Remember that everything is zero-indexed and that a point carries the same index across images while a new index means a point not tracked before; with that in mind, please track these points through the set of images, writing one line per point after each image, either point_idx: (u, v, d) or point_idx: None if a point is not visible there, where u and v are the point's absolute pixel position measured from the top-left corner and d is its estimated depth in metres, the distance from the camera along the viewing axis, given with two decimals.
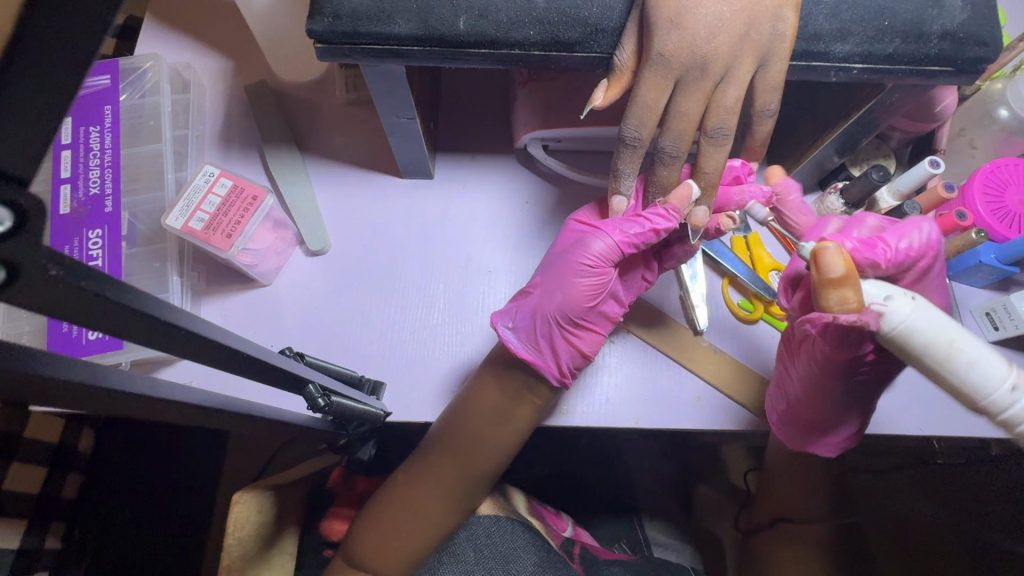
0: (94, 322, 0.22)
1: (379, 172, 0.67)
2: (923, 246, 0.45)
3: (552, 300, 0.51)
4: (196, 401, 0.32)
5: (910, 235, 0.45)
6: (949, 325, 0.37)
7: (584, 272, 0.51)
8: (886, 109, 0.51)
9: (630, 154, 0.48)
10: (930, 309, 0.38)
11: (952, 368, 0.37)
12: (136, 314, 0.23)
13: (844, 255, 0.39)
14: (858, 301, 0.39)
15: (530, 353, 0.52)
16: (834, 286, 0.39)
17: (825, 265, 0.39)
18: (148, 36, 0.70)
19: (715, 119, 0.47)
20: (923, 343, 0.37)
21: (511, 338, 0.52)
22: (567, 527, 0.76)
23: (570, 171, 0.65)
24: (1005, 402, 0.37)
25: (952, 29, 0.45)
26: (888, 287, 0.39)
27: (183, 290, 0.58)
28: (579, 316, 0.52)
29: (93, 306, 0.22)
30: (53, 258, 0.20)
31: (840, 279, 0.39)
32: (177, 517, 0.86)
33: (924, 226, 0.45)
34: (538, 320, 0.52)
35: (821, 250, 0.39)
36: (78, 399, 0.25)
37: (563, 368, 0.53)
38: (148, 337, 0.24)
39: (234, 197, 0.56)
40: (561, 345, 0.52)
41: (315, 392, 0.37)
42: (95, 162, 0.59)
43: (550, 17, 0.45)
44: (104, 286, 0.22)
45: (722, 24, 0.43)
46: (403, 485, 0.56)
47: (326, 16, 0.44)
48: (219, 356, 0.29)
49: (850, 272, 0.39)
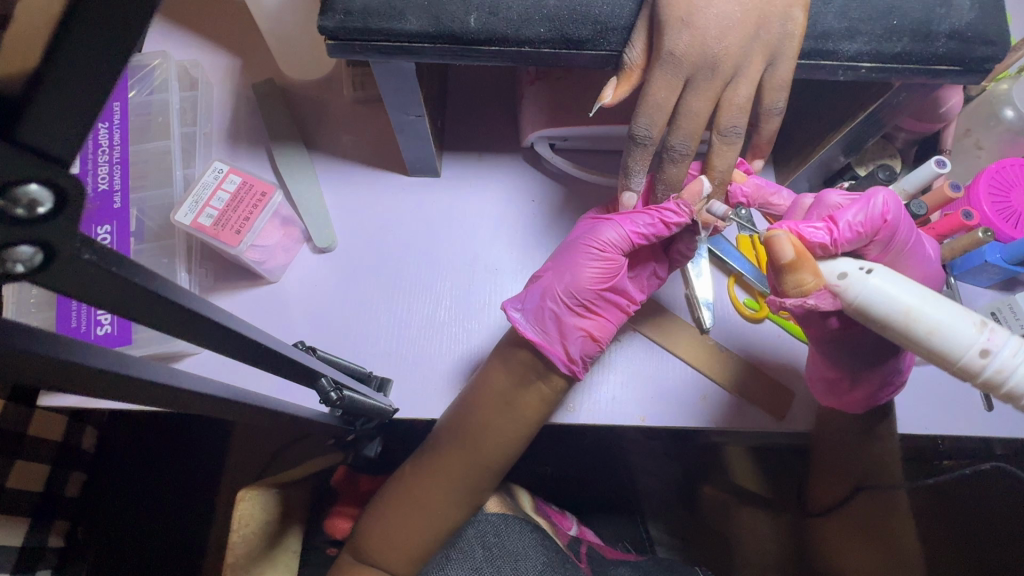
0: (121, 307, 0.23)
1: (386, 170, 0.67)
2: (874, 218, 0.43)
3: (561, 281, 0.53)
4: (213, 392, 0.32)
5: (857, 211, 0.43)
6: (909, 295, 0.37)
7: (594, 256, 0.52)
8: (893, 108, 0.51)
9: (640, 152, 0.48)
10: (894, 277, 0.38)
11: (915, 336, 0.37)
12: (163, 301, 0.23)
13: (793, 241, 0.40)
14: (813, 283, 0.41)
15: (539, 336, 0.53)
16: (787, 271, 0.41)
17: (776, 252, 0.41)
18: (157, 34, 0.71)
19: (728, 118, 0.47)
20: (881, 314, 0.37)
21: (519, 320, 0.53)
22: (572, 526, 0.76)
23: (576, 170, 0.65)
24: (979, 365, 0.35)
25: (960, 28, 0.45)
26: (846, 264, 0.40)
27: (190, 286, 0.58)
28: (588, 301, 0.53)
29: (125, 293, 0.22)
30: (86, 243, 0.20)
31: (793, 263, 0.40)
32: (180, 513, 0.86)
33: (874, 199, 0.44)
34: (547, 302, 0.53)
35: (769, 238, 0.41)
36: (101, 382, 0.25)
37: (571, 353, 0.53)
38: (173, 324, 0.25)
39: (243, 194, 0.56)
40: (570, 329, 0.53)
41: (328, 386, 0.37)
42: (104, 158, 0.59)
43: (561, 14, 0.45)
44: (134, 272, 0.22)
45: (732, 23, 0.44)
46: (409, 485, 0.56)
47: (338, 13, 0.45)
48: (239, 349, 0.29)
49: (800, 258, 0.40)
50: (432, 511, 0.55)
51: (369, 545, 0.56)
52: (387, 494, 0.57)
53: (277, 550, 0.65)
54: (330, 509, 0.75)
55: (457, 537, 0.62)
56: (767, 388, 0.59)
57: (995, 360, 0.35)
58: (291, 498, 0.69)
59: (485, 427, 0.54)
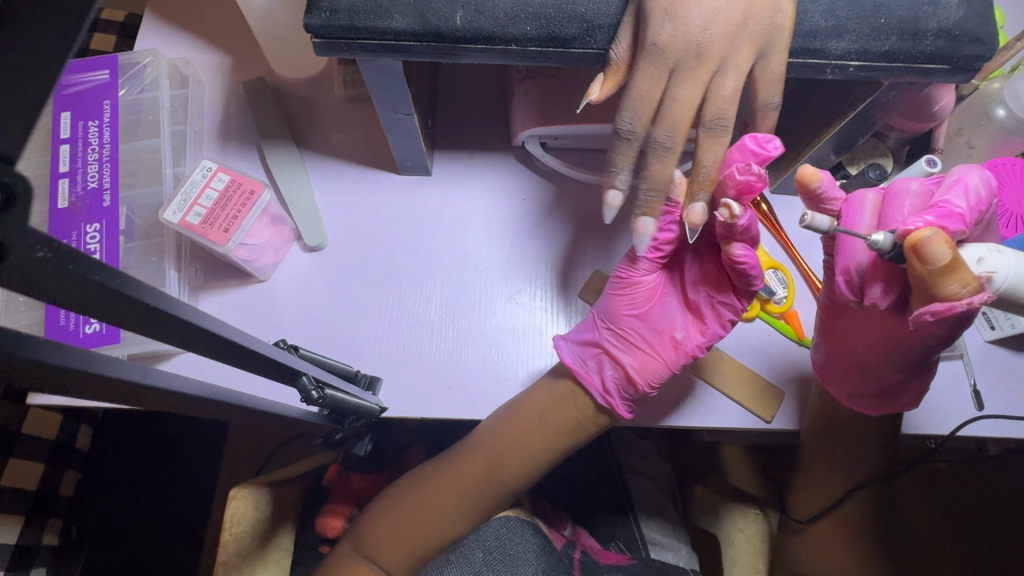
0: (82, 306, 0.22)
1: (378, 169, 0.67)
2: (981, 198, 0.45)
3: (596, 314, 0.58)
4: (194, 390, 0.32)
5: (969, 193, 0.44)
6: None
7: (622, 292, 0.56)
8: (883, 106, 0.51)
9: (624, 147, 0.47)
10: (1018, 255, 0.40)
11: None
12: (126, 299, 0.23)
13: (946, 237, 0.38)
14: (973, 279, 0.38)
15: (577, 365, 0.56)
16: (949, 272, 0.38)
17: (932, 254, 0.37)
18: (147, 33, 0.71)
19: (714, 109, 0.45)
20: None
21: (563, 348, 0.58)
22: (567, 526, 0.79)
23: (567, 169, 0.65)
24: None
25: (948, 26, 0.45)
26: (975, 250, 0.40)
27: (180, 284, 0.59)
28: (621, 332, 0.56)
29: (87, 291, 0.21)
30: (42, 241, 0.20)
31: (952, 263, 0.38)
32: (172, 514, 0.86)
33: (973, 178, 0.45)
34: (585, 333, 0.58)
35: (924, 240, 0.38)
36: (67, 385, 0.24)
37: (605, 382, 0.56)
38: (138, 323, 0.24)
39: (232, 192, 0.56)
40: (607, 360, 0.57)
41: (309, 384, 0.37)
42: (93, 157, 0.60)
43: (547, 13, 0.45)
44: (94, 269, 0.21)
45: (720, 20, 0.43)
46: (427, 477, 0.62)
47: (323, 11, 0.44)
48: (213, 345, 0.28)
49: (956, 254, 0.38)
50: (435, 503, 0.60)
51: (377, 533, 0.61)
52: (399, 485, 0.63)
53: (269, 549, 0.65)
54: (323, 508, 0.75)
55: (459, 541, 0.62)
56: (758, 388, 0.58)
57: None
58: (284, 497, 0.69)
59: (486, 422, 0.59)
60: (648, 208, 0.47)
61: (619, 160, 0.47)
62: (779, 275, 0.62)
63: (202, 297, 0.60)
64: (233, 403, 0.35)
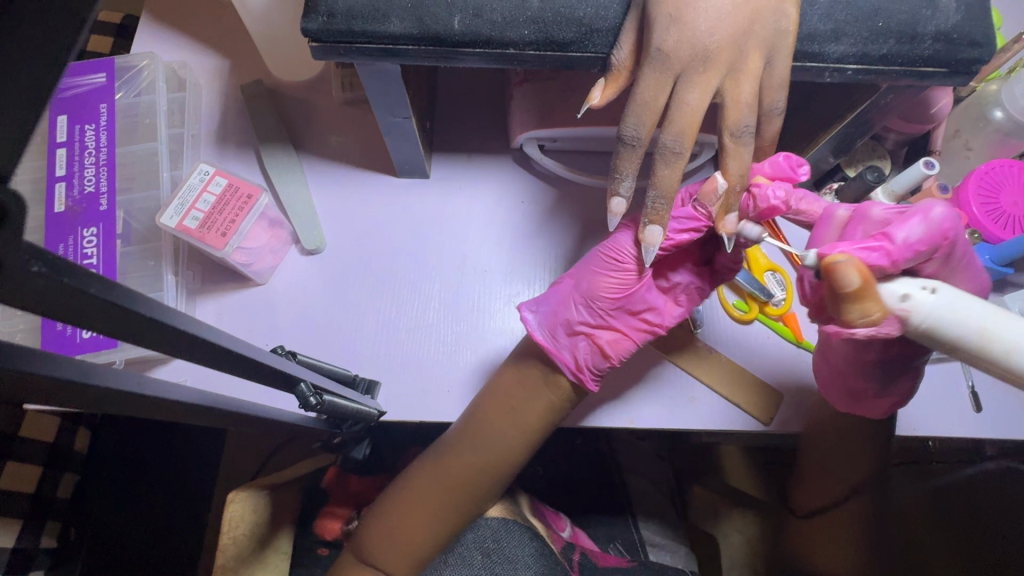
0: (76, 319, 0.22)
1: (376, 172, 0.67)
2: (934, 236, 0.39)
3: (576, 289, 0.53)
4: (187, 399, 0.32)
5: (915, 227, 0.39)
6: (981, 312, 0.35)
7: (612, 267, 0.52)
8: (881, 109, 0.51)
9: (629, 153, 0.45)
10: (958, 297, 0.36)
11: (994, 358, 0.35)
12: (121, 310, 0.22)
13: (858, 265, 0.37)
14: (880, 312, 0.38)
15: (548, 342, 0.53)
16: (852, 301, 0.38)
17: (841, 278, 0.37)
18: (144, 35, 0.70)
19: (736, 118, 0.45)
20: (954, 337, 0.36)
21: (531, 323, 0.54)
22: (565, 528, 0.77)
23: (565, 171, 0.65)
24: None
25: (946, 29, 0.45)
26: (903, 284, 0.37)
27: (177, 288, 0.58)
28: (602, 310, 0.53)
29: (82, 305, 0.21)
30: (35, 254, 0.19)
31: (858, 291, 0.37)
32: (170, 518, 0.85)
33: (934, 212, 0.39)
34: (561, 308, 0.53)
35: (831, 266, 0.38)
36: (56, 394, 0.24)
37: (578, 361, 0.53)
38: (135, 334, 0.24)
39: (229, 196, 0.56)
40: (579, 338, 0.53)
41: (307, 391, 0.37)
42: (90, 161, 0.59)
43: (546, 16, 0.45)
44: (87, 281, 0.21)
45: (722, 22, 0.43)
46: (414, 485, 0.56)
47: (321, 14, 0.44)
48: (210, 354, 0.28)
49: (866, 285, 0.37)
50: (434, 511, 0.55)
51: (374, 549, 0.56)
52: (392, 496, 0.57)
53: (269, 552, 0.65)
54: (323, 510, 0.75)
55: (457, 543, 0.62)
56: (757, 391, 0.59)
57: None
58: (283, 500, 0.69)
59: (488, 427, 0.54)
60: (657, 216, 0.46)
61: (624, 166, 0.45)
62: (778, 277, 0.62)
63: (199, 301, 0.60)
64: (229, 411, 0.35)
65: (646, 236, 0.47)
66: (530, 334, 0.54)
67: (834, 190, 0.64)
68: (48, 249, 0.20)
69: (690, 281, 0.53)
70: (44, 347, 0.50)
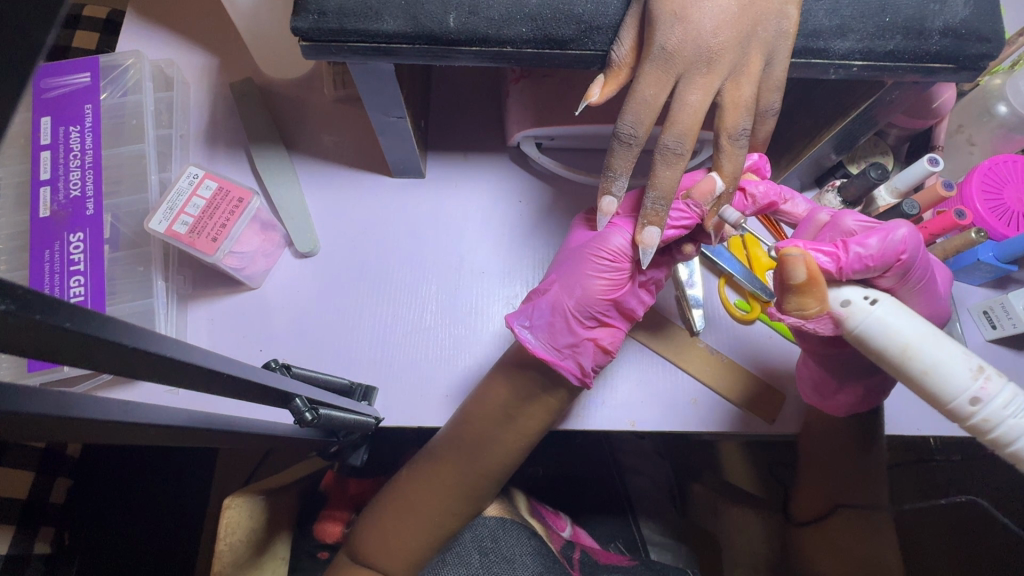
0: (55, 354, 0.21)
1: (370, 172, 0.65)
2: (888, 254, 0.42)
3: (570, 295, 0.51)
4: (173, 421, 0.30)
5: (872, 242, 0.42)
6: (911, 329, 0.37)
7: (603, 267, 0.50)
8: (886, 105, 0.50)
9: (624, 151, 0.44)
10: (893, 310, 0.38)
11: (910, 372, 0.38)
12: (101, 342, 0.21)
13: (809, 262, 0.39)
14: (816, 310, 0.40)
15: (551, 354, 0.51)
16: (794, 293, 0.40)
17: (789, 271, 0.39)
18: (130, 33, 0.68)
19: (735, 120, 0.44)
20: (882, 346, 0.38)
21: (528, 338, 0.51)
22: (566, 527, 0.76)
23: (563, 170, 0.63)
24: (965, 411, 0.36)
25: (954, 25, 0.44)
26: (849, 292, 0.40)
27: (168, 295, 0.57)
28: (600, 312, 0.51)
29: (57, 340, 0.20)
30: (3, 291, 0.18)
31: (801, 287, 0.39)
32: (167, 523, 0.84)
33: (895, 233, 0.42)
34: (557, 317, 0.51)
35: (783, 256, 0.39)
36: (31, 423, 0.23)
37: (584, 367, 0.51)
38: (120, 364, 0.23)
39: (220, 200, 0.54)
40: (580, 344, 0.51)
41: (302, 406, 0.36)
42: (76, 164, 0.58)
43: (544, 13, 0.43)
44: (61, 313, 0.20)
45: (726, 19, 0.42)
46: (406, 491, 0.55)
47: (311, 13, 0.43)
48: (199, 376, 0.27)
49: (812, 283, 0.39)
50: (428, 515, 0.54)
51: (366, 553, 0.55)
52: (386, 498, 0.56)
53: (266, 558, 0.64)
54: (321, 513, 0.75)
55: (455, 541, 0.61)
56: (762, 391, 0.58)
57: (984, 409, 0.36)
58: (280, 506, 0.68)
59: (486, 434, 0.53)
60: (656, 217, 0.45)
61: (617, 165, 0.44)
62: None
63: (191, 307, 0.59)
64: (219, 429, 0.34)
65: (642, 238, 0.45)
66: (530, 351, 0.51)
67: (837, 187, 0.62)
68: (15, 283, 0.18)
69: (661, 276, 0.53)
70: (30, 371, 0.49)
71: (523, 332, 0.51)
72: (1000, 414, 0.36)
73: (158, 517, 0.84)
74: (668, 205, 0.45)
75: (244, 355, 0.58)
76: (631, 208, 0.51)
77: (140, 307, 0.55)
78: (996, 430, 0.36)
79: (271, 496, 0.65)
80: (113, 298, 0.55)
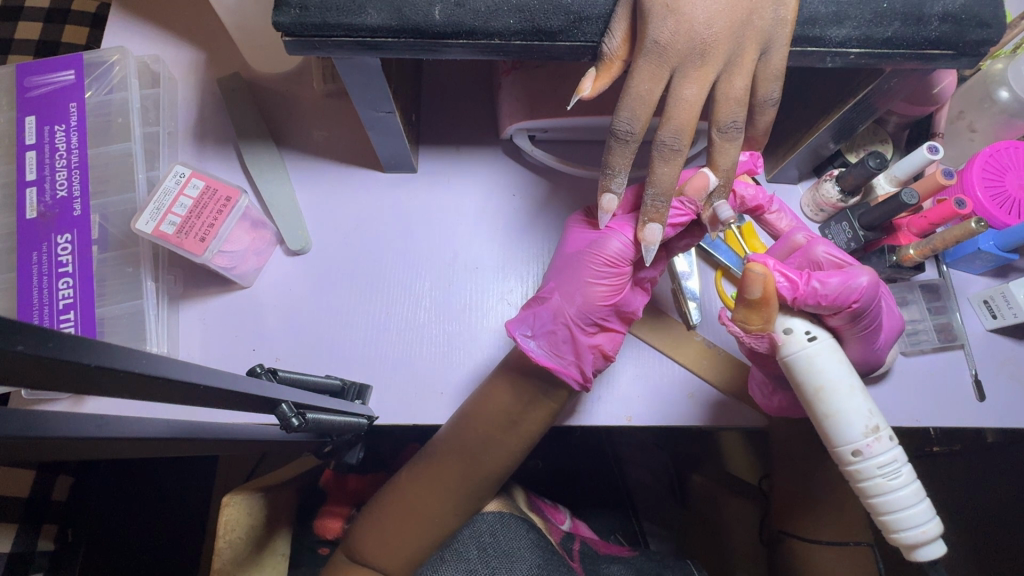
0: (8, 376, 0.20)
1: (361, 168, 0.64)
2: (843, 298, 0.41)
3: (571, 303, 0.50)
4: (153, 433, 0.30)
5: (831, 282, 0.41)
6: (832, 376, 0.40)
7: (604, 272, 0.50)
8: (885, 93, 0.49)
9: (621, 148, 0.43)
10: (829, 354, 0.40)
11: (814, 411, 0.40)
12: (61, 363, 0.20)
13: (767, 283, 0.39)
14: (758, 327, 0.41)
15: (552, 361, 0.50)
16: (743, 305, 0.41)
17: (746, 286, 0.40)
18: (114, 29, 0.67)
19: (726, 112, 0.43)
20: (799, 381, 0.41)
21: (530, 347, 0.50)
22: (565, 519, 0.76)
23: (557, 163, 0.63)
24: (846, 457, 0.40)
25: (954, 10, 0.43)
26: (795, 322, 0.41)
27: (158, 295, 0.56)
28: (600, 318, 0.51)
29: (9, 361, 0.19)
30: None
31: (754, 301, 0.40)
32: (165, 525, 0.83)
33: (857, 278, 0.41)
34: (559, 326, 0.50)
35: (744, 271, 0.40)
36: None
37: (586, 372, 0.51)
38: (78, 383, 0.22)
39: (207, 198, 0.53)
40: (585, 351, 0.50)
41: (288, 412, 0.35)
42: (62, 163, 0.57)
43: (531, 4, 0.42)
44: (17, 335, 0.19)
45: (721, 8, 0.41)
46: (407, 492, 0.55)
47: (292, 7, 0.42)
48: (172, 389, 0.26)
49: (764, 302, 0.40)
50: (430, 516, 0.54)
51: (367, 553, 0.54)
52: (385, 498, 0.56)
53: (266, 555, 0.64)
54: (320, 509, 0.75)
55: (453, 538, 0.61)
56: None
57: (863, 461, 0.39)
58: (279, 503, 0.67)
59: (485, 436, 0.53)
60: (656, 214, 0.45)
61: (615, 163, 0.44)
62: None
63: (182, 307, 0.58)
64: (203, 438, 0.34)
65: (645, 235, 0.45)
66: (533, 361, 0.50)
67: (835, 176, 0.60)
68: None
69: (657, 273, 0.53)
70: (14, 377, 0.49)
71: (525, 342, 0.50)
72: (873, 470, 0.39)
73: (161, 514, 0.83)
74: (668, 202, 0.44)
75: (236, 356, 0.57)
76: (630, 207, 0.50)
77: (131, 308, 0.55)
78: (865, 483, 0.39)
79: (270, 493, 0.64)
80: (103, 299, 0.55)
